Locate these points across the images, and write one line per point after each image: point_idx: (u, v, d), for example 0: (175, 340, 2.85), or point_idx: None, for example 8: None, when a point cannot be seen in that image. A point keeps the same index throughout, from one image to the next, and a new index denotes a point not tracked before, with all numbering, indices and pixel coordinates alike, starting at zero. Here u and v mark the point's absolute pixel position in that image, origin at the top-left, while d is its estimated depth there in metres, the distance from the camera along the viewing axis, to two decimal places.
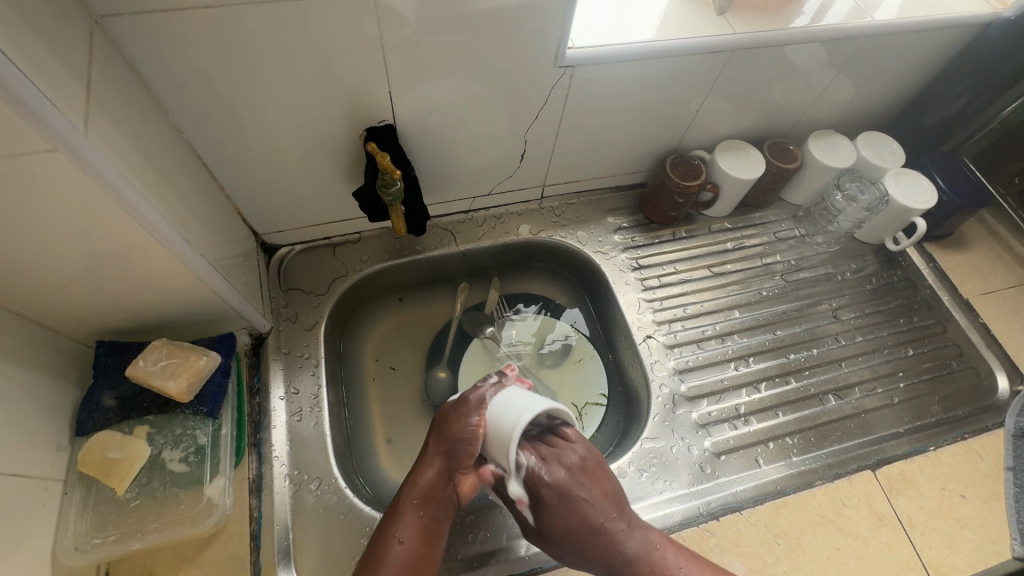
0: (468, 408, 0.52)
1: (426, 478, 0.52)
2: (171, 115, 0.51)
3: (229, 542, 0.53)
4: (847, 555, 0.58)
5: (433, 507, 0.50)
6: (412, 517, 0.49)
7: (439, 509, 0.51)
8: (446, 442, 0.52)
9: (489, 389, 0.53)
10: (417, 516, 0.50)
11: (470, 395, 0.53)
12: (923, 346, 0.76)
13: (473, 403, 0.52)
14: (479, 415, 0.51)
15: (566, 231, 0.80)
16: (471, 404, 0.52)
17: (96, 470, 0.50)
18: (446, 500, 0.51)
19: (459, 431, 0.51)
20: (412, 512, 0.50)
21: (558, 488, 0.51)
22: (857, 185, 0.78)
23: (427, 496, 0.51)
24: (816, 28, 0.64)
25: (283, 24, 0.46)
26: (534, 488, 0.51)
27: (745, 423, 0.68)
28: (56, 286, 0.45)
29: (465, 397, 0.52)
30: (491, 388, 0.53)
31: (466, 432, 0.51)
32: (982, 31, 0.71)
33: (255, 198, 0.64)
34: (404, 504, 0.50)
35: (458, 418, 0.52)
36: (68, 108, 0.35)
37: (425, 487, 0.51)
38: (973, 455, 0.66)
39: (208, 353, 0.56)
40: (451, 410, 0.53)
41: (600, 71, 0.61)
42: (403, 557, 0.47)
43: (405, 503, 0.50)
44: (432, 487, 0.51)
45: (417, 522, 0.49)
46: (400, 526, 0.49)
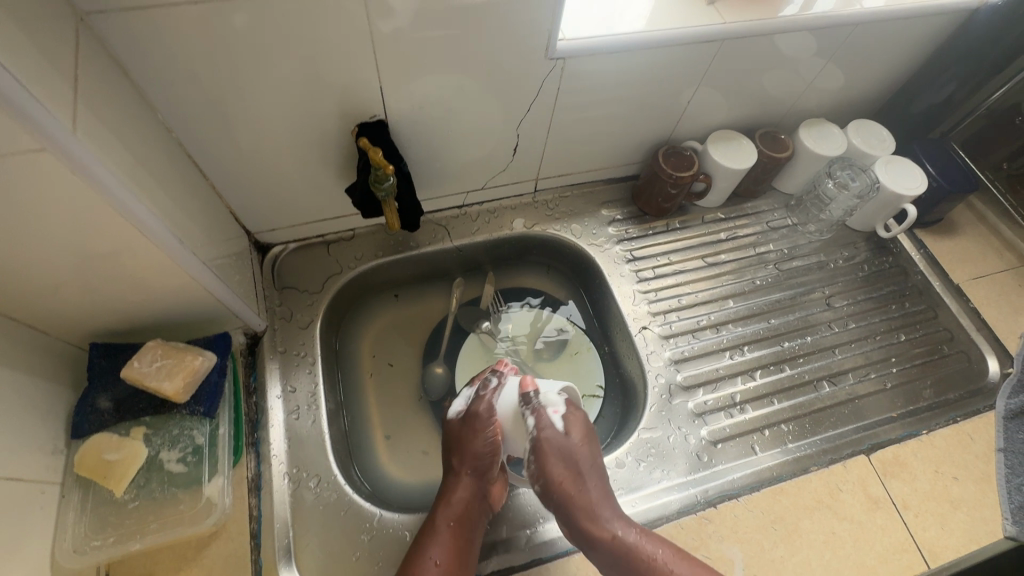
0: (482, 419, 0.59)
1: (457, 498, 0.55)
2: (160, 113, 0.50)
3: (228, 541, 0.52)
4: (842, 538, 0.59)
5: (464, 524, 0.53)
6: (447, 536, 0.52)
7: (471, 528, 0.54)
8: (469, 459, 0.57)
9: (492, 394, 0.60)
10: (450, 535, 0.52)
11: (478, 406, 0.60)
12: (915, 332, 0.77)
13: (484, 414, 0.59)
14: (493, 423, 0.59)
15: (560, 224, 0.80)
16: (482, 415, 0.59)
17: (93, 472, 0.50)
18: (477, 517, 0.55)
19: (481, 443, 0.57)
20: (446, 532, 0.52)
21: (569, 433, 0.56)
22: (848, 173, 0.78)
23: (460, 514, 0.54)
24: (806, 17, 0.64)
25: (271, 20, 0.46)
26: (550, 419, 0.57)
27: (741, 411, 0.68)
28: (48, 288, 0.45)
29: (476, 411, 0.59)
30: (493, 392, 0.60)
31: (484, 444, 0.57)
32: (970, 17, 0.71)
33: (247, 196, 0.63)
34: (439, 524, 0.53)
35: (475, 431, 0.59)
36: (54, 107, 0.35)
37: (456, 506, 0.55)
38: (965, 437, 0.67)
39: (203, 353, 0.56)
40: (464, 427, 0.60)
41: (591, 62, 0.61)
42: (440, 574, 0.49)
43: (438, 523, 0.53)
44: (463, 506, 0.55)
45: (451, 541, 0.52)
46: (435, 546, 0.51)
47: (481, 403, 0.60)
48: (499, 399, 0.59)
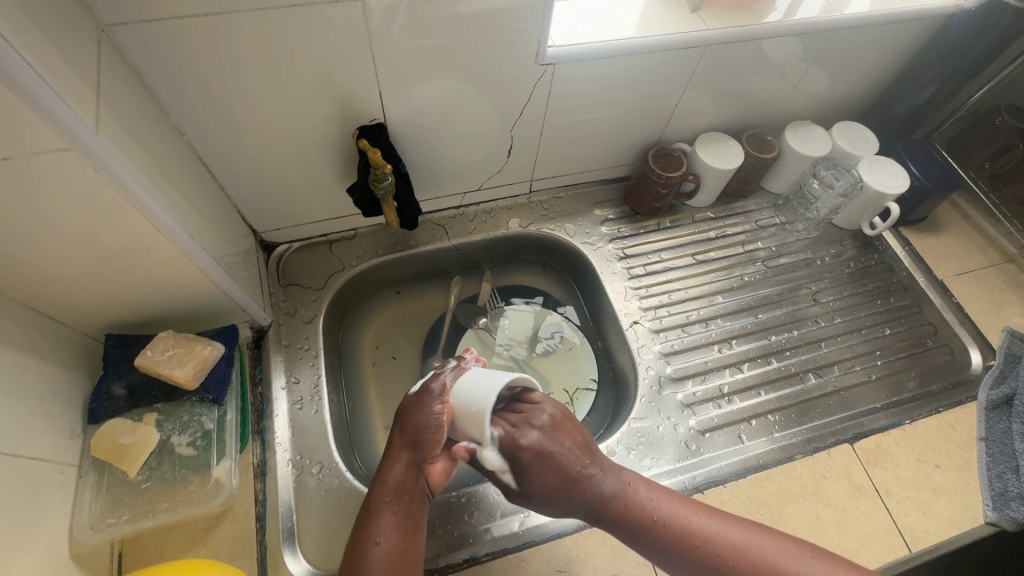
0: (431, 396, 0.53)
1: (395, 474, 0.52)
2: (173, 117, 0.53)
3: (236, 522, 0.55)
4: (825, 523, 0.61)
5: (405, 500, 0.51)
6: (386, 513, 0.50)
7: (412, 504, 0.51)
8: (410, 435, 0.53)
9: (449, 374, 0.55)
10: (390, 513, 0.50)
11: (430, 384, 0.55)
12: (900, 326, 0.79)
13: (436, 391, 0.54)
14: (443, 401, 0.52)
15: (555, 224, 0.83)
16: (434, 392, 0.54)
17: (109, 454, 0.52)
18: (417, 492, 0.52)
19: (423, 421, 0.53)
20: (387, 509, 0.50)
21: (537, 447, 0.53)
22: (832, 173, 0.80)
23: (400, 490, 0.51)
24: (788, 23, 0.67)
25: (277, 29, 0.49)
26: (513, 456, 0.52)
27: (729, 402, 0.70)
28: (68, 280, 0.48)
29: (428, 386, 0.54)
30: (451, 372, 0.55)
31: (429, 420, 0.52)
32: (948, 21, 0.74)
33: (254, 197, 0.66)
34: (377, 504, 0.50)
35: (421, 409, 0.53)
36: (80, 110, 0.38)
37: (393, 482, 0.52)
38: (947, 427, 0.69)
39: (213, 343, 0.59)
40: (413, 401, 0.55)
41: (581, 68, 0.64)
42: (381, 557, 0.47)
43: (377, 501, 0.51)
44: (401, 482, 0.52)
45: (393, 519, 0.49)
46: (376, 525, 0.49)
47: (433, 380, 0.55)
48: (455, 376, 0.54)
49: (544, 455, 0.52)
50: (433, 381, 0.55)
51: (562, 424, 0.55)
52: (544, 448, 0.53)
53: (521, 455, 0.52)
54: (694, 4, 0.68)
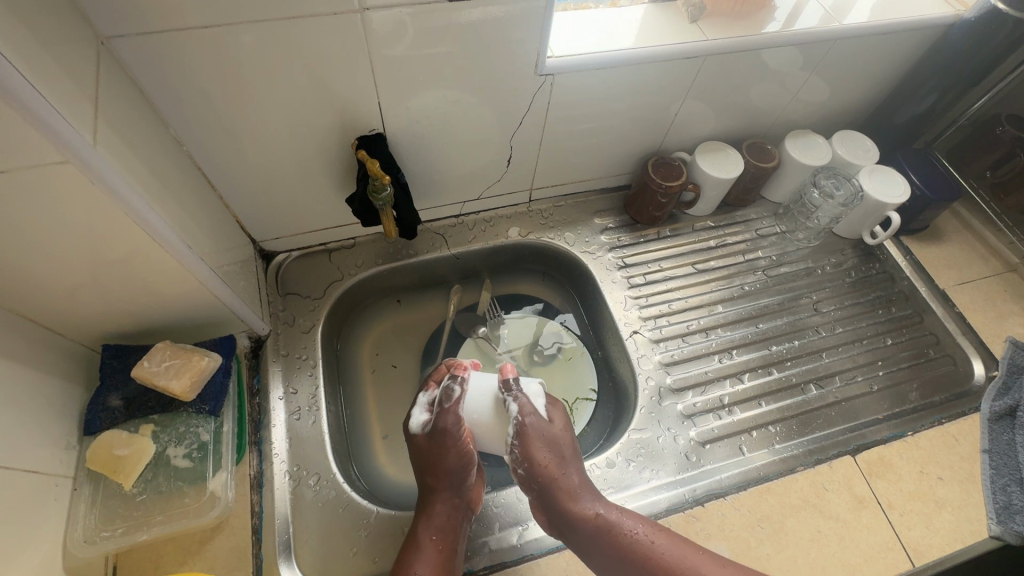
0: (450, 434, 0.57)
1: (438, 512, 0.55)
2: (172, 127, 0.53)
3: (231, 535, 0.55)
4: (828, 537, 0.60)
5: (449, 535, 0.54)
6: (431, 550, 0.53)
7: (456, 538, 0.55)
8: (443, 475, 0.56)
9: (456, 407, 0.58)
10: (435, 550, 0.53)
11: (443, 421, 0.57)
12: (902, 336, 0.79)
13: (451, 428, 0.57)
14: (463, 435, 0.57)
15: (554, 232, 0.83)
16: (450, 429, 0.57)
17: (104, 466, 0.52)
18: (459, 524, 0.55)
19: (455, 458, 0.56)
20: (431, 547, 0.53)
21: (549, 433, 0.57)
22: (833, 182, 0.80)
23: (442, 528, 0.54)
24: (788, 33, 0.67)
25: (276, 41, 0.49)
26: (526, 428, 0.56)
27: (729, 413, 0.70)
28: (65, 291, 0.48)
29: (444, 426, 0.57)
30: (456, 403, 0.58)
31: (459, 457, 0.56)
32: (947, 31, 0.74)
33: (253, 206, 0.66)
34: (422, 540, 0.53)
35: (448, 447, 0.57)
36: (79, 123, 0.38)
37: (439, 521, 0.55)
38: (950, 438, 0.69)
39: (210, 354, 0.59)
40: (434, 443, 0.57)
41: (581, 78, 0.64)
42: None
43: (422, 539, 0.53)
44: (446, 518, 0.55)
45: (439, 557, 0.52)
46: (423, 565, 0.51)
47: (448, 415, 0.57)
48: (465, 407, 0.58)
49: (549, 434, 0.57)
50: (445, 417, 0.57)
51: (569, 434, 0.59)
52: (552, 434, 0.57)
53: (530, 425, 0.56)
54: (693, 15, 0.68)
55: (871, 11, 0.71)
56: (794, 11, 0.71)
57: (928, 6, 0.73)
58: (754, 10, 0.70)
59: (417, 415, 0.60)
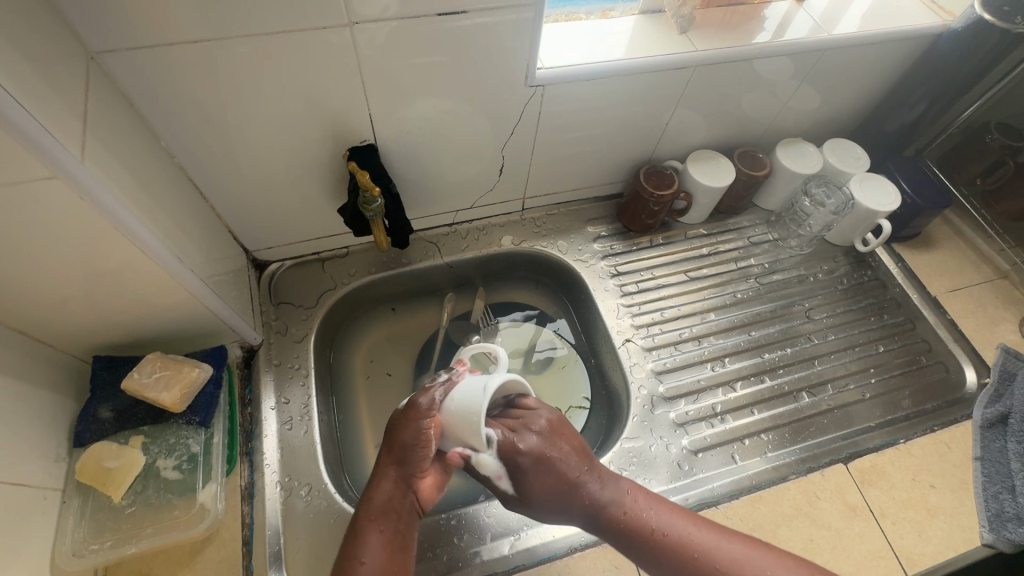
0: (419, 411, 0.50)
1: (383, 491, 0.50)
2: (162, 140, 0.53)
3: (221, 547, 0.55)
4: (820, 546, 0.60)
5: (392, 517, 0.49)
6: (371, 532, 0.48)
7: (398, 523, 0.49)
8: (399, 451, 0.50)
9: (439, 389, 0.51)
10: (378, 532, 0.48)
11: (417, 399, 0.51)
12: (894, 343, 0.79)
13: (423, 406, 0.51)
14: (432, 418, 0.50)
15: (547, 241, 0.83)
16: (422, 407, 0.50)
17: (93, 478, 0.52)
18: (404, 506, 0.50)
19: (414, 437, 0.50)
20: (374, 530, 0.48)
21: (533, 456, 0.50)
22: (823, 191, 0.82)
23: (385, 507, 0.49)
24: (777, 44, 0.68)
25: (267, 55, 0.50)
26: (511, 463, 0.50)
27: (722, 421, 0.70)
28: (55, 303, 0.48)
29: (416, 401, 0.51)
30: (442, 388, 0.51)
31: (420, 436, 0.50)
32: (935, 41, 0.74)
33: (245, 217, 0.67)
34: (361, 521, 0.48)
35: (409, 423, 0.50)
36: (67, 139, 0.38)
37: (381, 500, 0.49)
38: (942, 445, 0.69)
39: (200, 365, 0.59)
40: (401, 416, 0.52)
41: (571, 88, 0.64)
42: None
43: (363, 520, 0.48)
44: (388, 498, 0.50)
45: (380, 538, 0.47)
46: (362, 546, 0.47)
47: (421, 395, 0.51)
48: (447, 393, 0.50)
49: (539, 459, 0.50)
50: (421, 394, 0.51)
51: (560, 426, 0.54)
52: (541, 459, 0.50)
53: (519, 460, 0.50)
54: (683, 26, 0.68)
55: (860, 21, 0.72)
56: (784, 21, 0.71)
57: (916, 16, 0.74)
58: (743, 22, 0.70)
59: (406, 395, 0.54)
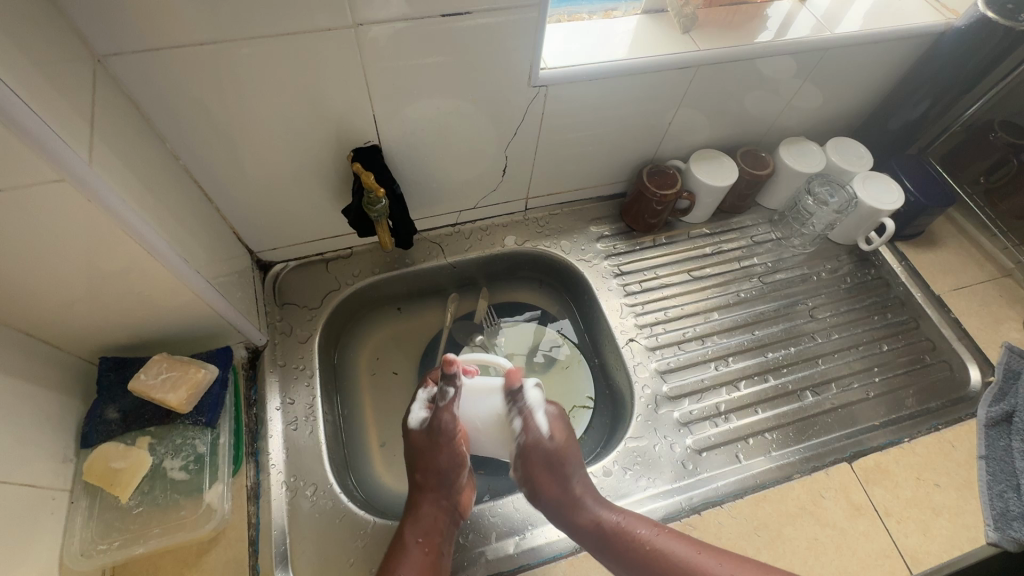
0: (444, 435, 0.56)
1: (425, 512, 0.55)
2: (168, 141, 0.54)
3: (228, 547, 0.55)
4: (824, 545, 0.60)
5: (435, 536, 0.54)
6: (417, 551, 0.53)
7: (441, 541, 0.54)
8: (433, 476, 0.56)
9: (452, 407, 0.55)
10: (422, 552, 0.53)
11: (440, 420, 0.55)
12: (898, 342, 0.79)
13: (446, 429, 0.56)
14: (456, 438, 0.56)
15: (550, 241, 0.83)
16: (446, 428, 0.56)
17: (100, 479, 0.53)
18: (447, 526, 0.56)
19: (448, 457, 0.56)
20: (418, 548, 0.53)
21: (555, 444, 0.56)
22: (827, 189, 0.81)
23: (427, 529, 0.54)
24: (780, 42, 0.68)
25: (272, 57, 0.50)
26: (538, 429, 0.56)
27: (725, 420, 0.70)
28: (61, 304, 0.48)
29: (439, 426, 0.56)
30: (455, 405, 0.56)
31: (452, 458, 0.56)
32: (939, 39, 0.74)
33: (250, 218, 0.67)
34: (409, 542, 0.53)
35: (439, 449, 0.56)
36: (75, 141, 0.39)
37: (425, 521, 0.55)
38: (946, 445, 0.68)
39: (206, 366, 0.60)
40: (426, 442, 0.57)
41: (574, 88, 0.64)
42: None
43: (407, 540, 0.53)
44: (432, 520, 0.55)
45: (424, 558, 0.52)
46: (407, 564, 0.51)
47: (446, 413, 0.55)
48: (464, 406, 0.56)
49: (553, 451, 0.56)
50: (444, 416, 0.55)
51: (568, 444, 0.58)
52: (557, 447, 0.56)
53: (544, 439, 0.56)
54: (686, 25, 0.68)
55: (864, 19, 0.72)
56: (788, 19, 0.71)
57: (919, 14, 0.73)
58: (746, 22, 0.71)
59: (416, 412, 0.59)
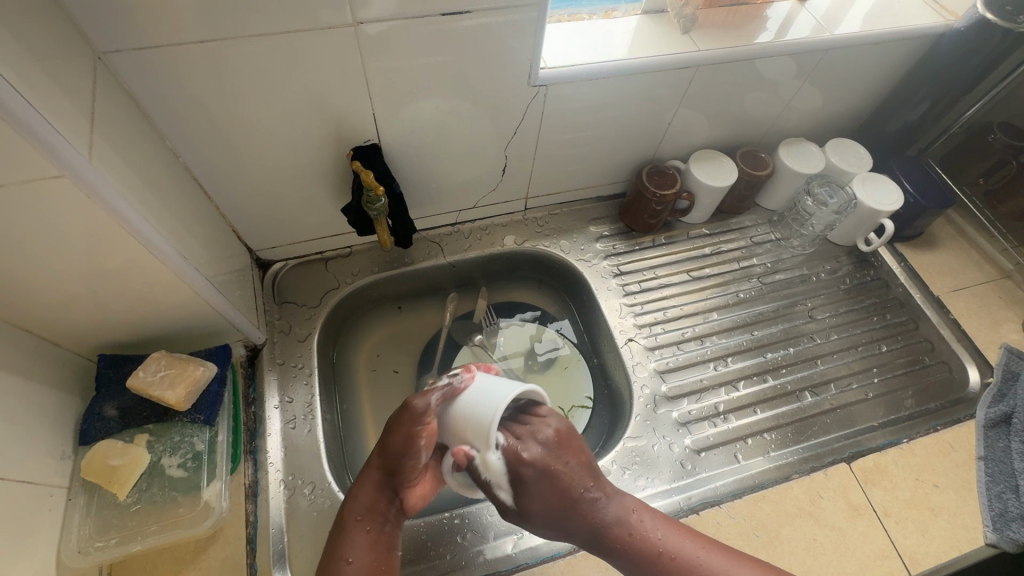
0: (416, 418, 0.49)
1: (364, 494, 0.51)
2: (168, 139, 0.54)
3: (226, 545, 0.55)
4: (823, 545, 0.60)
5: (378, 516, 0.50)
6: (358, 533, 0.49)
7: (386, 522, 0.51)
8: (386, 458, 0.50)
9: (438, 394, 0.48)
10: (363, 531, 0.50)
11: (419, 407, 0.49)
12: (897, 343, 0.79)
13: (420, 412, 0.49)
14: (424, 426, 0.49)
15: (550, 240, 0.83)
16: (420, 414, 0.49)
17: (98, 476, 0.53)
18: (391, 507, 0.51)
19: (405, 443, 0.49)
20: (359, 529, 0.49)
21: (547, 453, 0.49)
22: (826, 190, 0.81)
23: (369, 508, 0.51)
24: (780, 43, 0.68)
25: (273, 55, 0.50)
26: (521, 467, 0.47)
27: (724, 420, 0.70)
28: (61, 301, 0.48)
29: (413, 406, 0.49)
30: (442, 393, 0.49)
31: (409, 447, 0.49)
32: (938, 40, 0.74)
33: (249, 216, 0.67)
34: (348, 522, 0.50)
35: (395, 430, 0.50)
36: (75, 138, 0.39)
37: (365, 501, 0.51)
38: (945, 445, 0.69)
39: (205, 363, 0.60)
40: (394, 421, 0.50)
41: (574, 88, 0.64)
42: None
43: (349, 520, 0.50)
44: (373, 500, 0.51)
45: (366, 538, 0.49)
46: (348, 544, 0.49)
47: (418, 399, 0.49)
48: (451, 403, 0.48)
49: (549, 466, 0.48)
50: (417, 396, 0.49)
51: (569, 431, 0.52)
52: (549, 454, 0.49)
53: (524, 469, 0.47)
54: (685, 25, 0.69)
55: (862, 21, 0.72)
56: (787, 20, 0.71)
57: (918, 15, 0.74)
58: (745, 23, 0.71)
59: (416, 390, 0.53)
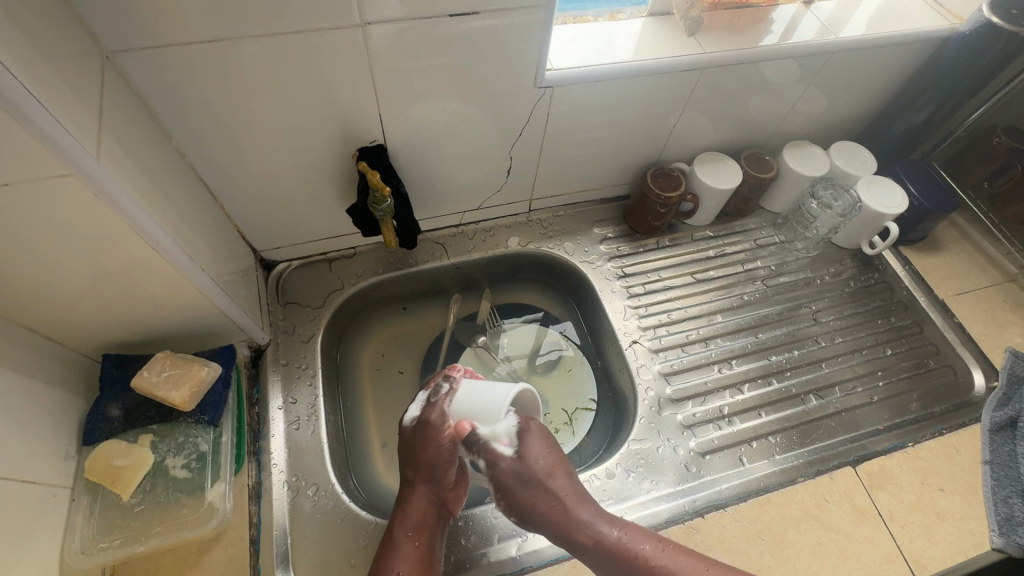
0: (434, 428, 0.54)
1: (415, 508, 0.54)
2: (174, 139, 0.54)
3: (229, 547, 0.55)
4: (829, 549, 0.60)
5: (426, 531, 0.53)
6: (409, 547, 0.51)
7: (433, 535, 0.53)
8: (424, 469, 0.54)
9: (445, 401, 0.56)
10: (412, 547, 0.51)
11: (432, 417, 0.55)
12: (901, 346, 0.78)
13: (436, 422, 0.55)
14: (447, 432, 0.54)
15: (554, 242, 0.83)
16: (436, 424, 0.55)
17: (102, 476, 0.53)
18: (436, 520, 0.54)
19: (436, 452, 0.54)
20: (409, 543, 0.51)
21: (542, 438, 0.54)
22: (830, 193, 0.81)
23: (418, 523, 0.53)
24: (786, 46, 0.68)
25: (280, 55, 0.50)
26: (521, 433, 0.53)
27: (729, 423, 0.70)
28: (66, 300, 0.48)
29: (429, 419, 0.55)
30: (447, 398, 0.56)
31: (442, 454, 0.54)
32: (943, 44, 0.74)
33: (254, 216, 0.67)
34: (398, 537, 0.52)
35: (425, 439, 0.54)
36: (82, 136, 0.39)
37: (415, 516, 0.53)
38: (950, 449, 0.68)
39: (210, 363, 0.59)
40: (416, 436, 0.55)
41: (579, 90, 0.64)
42: None
43: (398, 535, 0.52)
44: (421, 514, 0.53)
45: (416, 551, 0.51)
46: (400, 560, 0.50)
47: (431, 411, 0.55)
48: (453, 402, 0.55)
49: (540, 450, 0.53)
50: (428, 411, 0.56)
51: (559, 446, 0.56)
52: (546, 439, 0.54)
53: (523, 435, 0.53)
54: (691, 28, 0.69)
55: (867, 24, 0.72)
56: (791, 24, 0.72)
57: (923, 19, 0.74)
58: (750, 26, 0.71)
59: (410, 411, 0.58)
